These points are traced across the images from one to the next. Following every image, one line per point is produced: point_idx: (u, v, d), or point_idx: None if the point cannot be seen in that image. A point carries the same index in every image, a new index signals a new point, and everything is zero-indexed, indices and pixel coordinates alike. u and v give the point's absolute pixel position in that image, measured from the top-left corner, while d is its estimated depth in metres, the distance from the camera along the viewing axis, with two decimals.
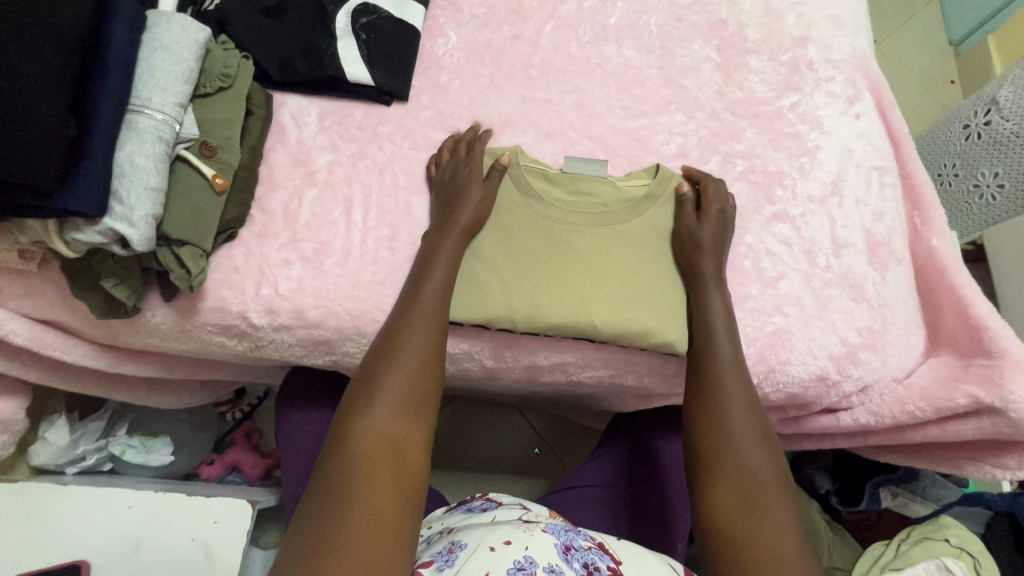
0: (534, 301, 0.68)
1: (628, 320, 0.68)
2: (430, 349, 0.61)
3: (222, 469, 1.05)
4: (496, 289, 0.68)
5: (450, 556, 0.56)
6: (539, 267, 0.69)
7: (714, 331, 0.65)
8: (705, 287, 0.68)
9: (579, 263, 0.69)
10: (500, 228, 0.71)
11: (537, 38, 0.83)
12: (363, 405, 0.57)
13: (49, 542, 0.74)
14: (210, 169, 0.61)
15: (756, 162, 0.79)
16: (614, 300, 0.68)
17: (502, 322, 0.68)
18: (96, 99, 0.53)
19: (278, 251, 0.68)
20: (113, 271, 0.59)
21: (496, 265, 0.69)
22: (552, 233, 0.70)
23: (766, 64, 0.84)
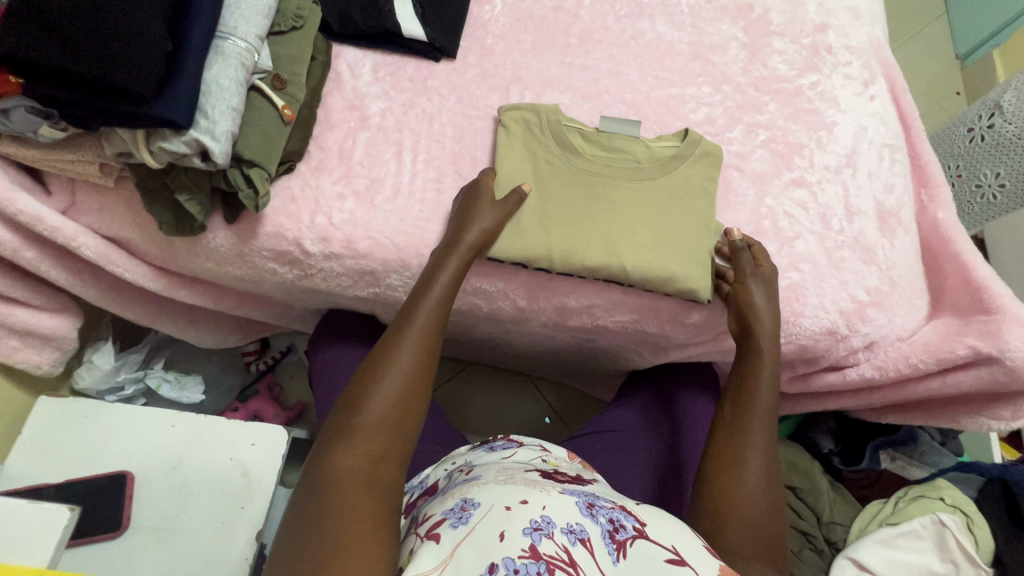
0: (571, 245, 0.73)
1: (658, 267, 0.73)
2: (420, 366, 0.60)
3: (246, 416, 1.06)
4: (539, 234, 0.73)
5: (463, 513, 0.52)
6: (574, 216, 0.74)
7: (759, 379, 0.67)
8: (760, 338, 0.69)
9: (613, 214, 0.74)
10: (538, 180, 0.75)
11: (577, 10, 0.89)
12: (352, 420, 0.55)
13: (93, 455, 0.78)
14: (281, 100, 0.67)
15: (777, 133, 0.84)
16: (644, 248, 0.73)
17: (541, 262, 0.73)
18: (191, 21, 0.58)
19: (333, 185, 0.73)
20: (186, 186, 0.64)
21: (537, 210, 0.74)
22: (586, 187, 0.75)
23: (789, 46, 0.90)
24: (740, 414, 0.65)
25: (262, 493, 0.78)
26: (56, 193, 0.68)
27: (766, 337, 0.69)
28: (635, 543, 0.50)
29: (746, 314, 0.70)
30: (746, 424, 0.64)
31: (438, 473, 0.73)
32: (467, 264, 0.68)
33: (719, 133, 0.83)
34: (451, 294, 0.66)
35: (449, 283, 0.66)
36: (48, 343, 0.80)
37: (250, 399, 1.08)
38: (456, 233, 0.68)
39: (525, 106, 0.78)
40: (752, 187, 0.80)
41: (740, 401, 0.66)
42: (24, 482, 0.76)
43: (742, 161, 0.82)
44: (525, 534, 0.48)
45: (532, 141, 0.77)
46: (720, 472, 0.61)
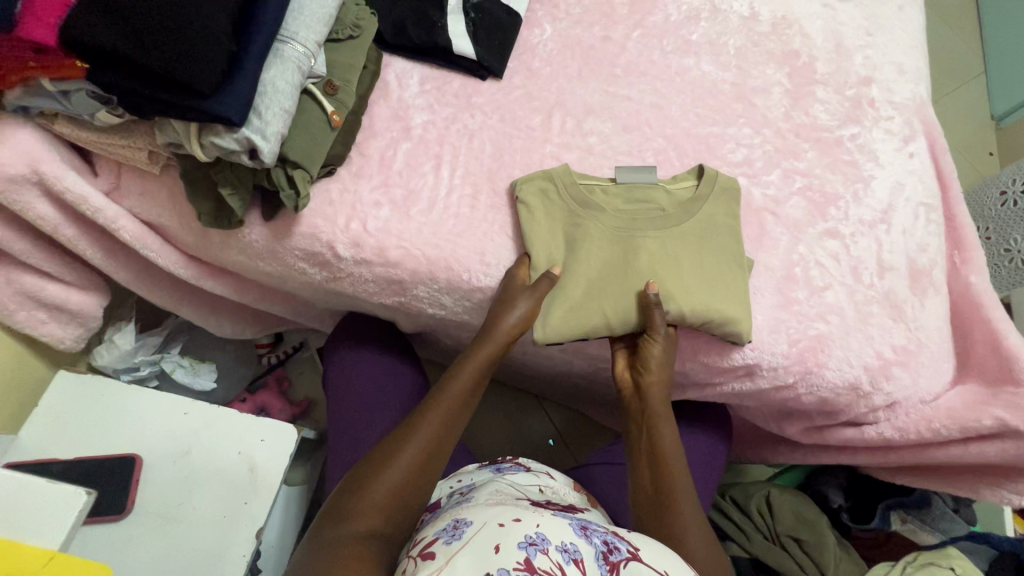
0: (625, 304, 0.73)
1: (710, 310, 0.72)
2: (433, 454, 0.63)
3: (253, 409, 1.06)
4: (591, 306, 0.73)
5: (457, 530, 0.52)
6: (613, 273, 0.74)
7: (660, 420, 0.73)
8: (653, 394, 0.73)
9: (655, 267, 0.74)
10: (570, 247, 0.75)
11: (625, 41, 0.90)
12: (357, 495, 0.58)
13: (106, 434, 0.79)
14: (330, 105, 0.67)
15: (814, 181, 0.84)
16: (691, 293, 0.73)
17: (598, 329, 0.74)
18: (255, 24, 0.59)
19: (370, 192, 0.74)
20: (229, 180, 0.65)
21: (580, 279, 0.74)
22: (618, 246, 0.75)
23: (832, 96, 0.91)
24: (656, 470, 0.70)
25: (266, 490, 0.78)
26: (102, 174, 0.69)
27: (660, 388, 0.73)
28: (629, 565, 0.49)
29: (646, 369, 0.73)
30: (668, 473, 0.69)
31: (441, 493, 0.74)
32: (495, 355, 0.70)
33: (757, 175, 0.83)
34: (474, 388, 0.69)
35: (473, 375, 0.69)
36: (72, 319, 0.81)
37: (259, 390, 1.10)
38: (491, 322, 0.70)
39: (535, 172, 0.76)
40: (786, 233, 0.80)
41: (654, 458, 0.71)
42: (35, 455, 0.76)
43: (778, 206, 0.82)
44: (520, 548, 0.47)
45: (552, 208, 0.75)
46: (661, 524, 0.65)
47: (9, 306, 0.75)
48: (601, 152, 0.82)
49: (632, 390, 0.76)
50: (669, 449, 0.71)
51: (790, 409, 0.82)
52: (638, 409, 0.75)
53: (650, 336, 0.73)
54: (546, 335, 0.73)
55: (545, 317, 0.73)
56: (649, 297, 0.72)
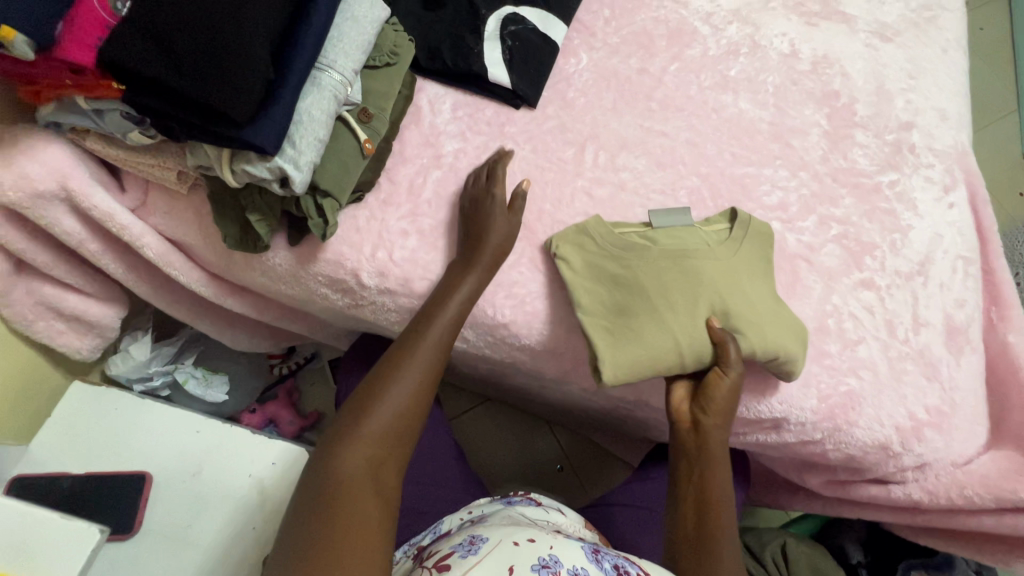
0: (698, 338, 0.69)
1: (781, 342, 0.69)
2: (425, 383, 0.61)
3: (261, 420, 1.07)
4: (663, 338, 0.69)
5: (472, 546, 0.53)
6: (679, 308, 0.70)
7: (718, 464, 0.69)
8: (713, 433, 0.69)
9: (720, 301, 0.70)
10: (626, 287, 0.71)
11: (661, 74, 0.88)
12: (354, 427, 0.56)
13: (117, 450, 0.78)
14: (363, 133, 0.66)
15: (850, 229, 0.82)
16: (759, 326, 0.70)
17: (673, 366, 0.69)
18: (293, 52, 0.58)
19: (398, 220, 0.73)
20: (258, 206, 0.64)
21: (646, 314, 0.70)
22: (677, 274, 0.71)
23: (871, 140, 0.88)
24: (699, 517, 0.67)
25: (274, 514, 0.76)
26: (129, 190, 0.68)
27: (720, 429, 0.69)
28: None
29: (707, 406, 0.69)
30: (713, 522, 0.66)
31: (452, 520, 0.73)
32: (483, 283, 0.68)
33: (792, 220, 0.81)
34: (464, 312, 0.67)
35: (462, 302, 0.67)
36: (90, 329, 0.80)
37: (268, 401, 1.10)
38: (474, 250, 0.68)
39: (566, 231, 0.74)
40: (820, 282, 0.78)
41: (701, 502, 0.68)
42: (47, 467, 0.76)
43: (812, 253, 0.80)
44: (533, 570, 0.49)
45: (596, 259, 0.72)
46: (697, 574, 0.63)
47: (28, 316, 0.74)
48: (633, 189, 0.80)
49: (689, 424, 0.71)
50: (718, 499, 0.67)
51: (814, 462, 0.79)
52: (691, 444, 0.71)
53: (719, 371, 0.69)
54: (612, 374, 0.68)
55: (615, 357, 0.68)
56: (715, 330, 0.69)
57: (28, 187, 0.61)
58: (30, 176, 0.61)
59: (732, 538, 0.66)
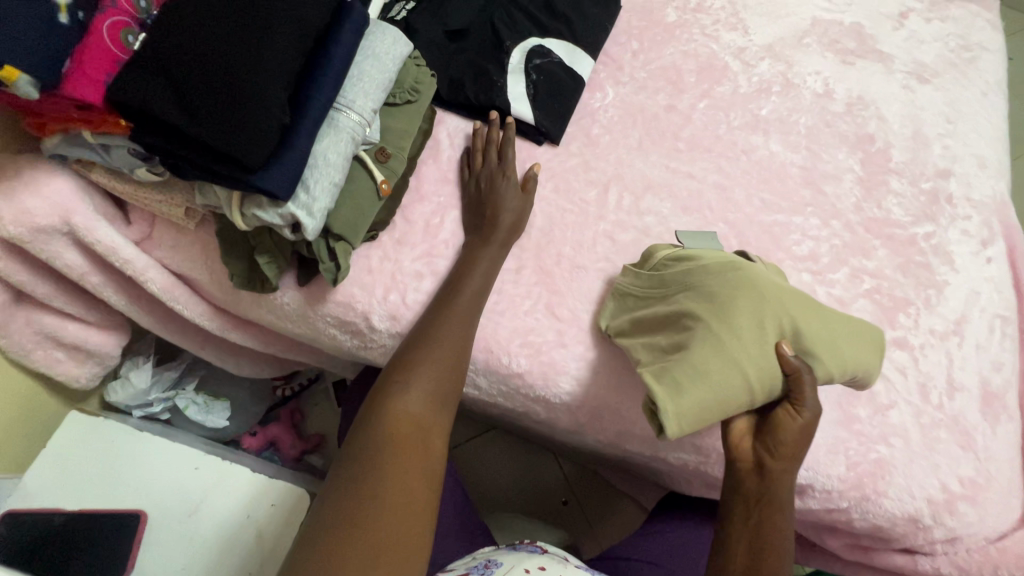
0: (770, 365, 0.60)
1: (852, 360, 0.62)
2: (456, 352, 0.64)
3: (262, 443, 1.02)
4: (732, 371, 0.59)
5: (486, 570, 0.62)
6: (744, 330, 0.60)
7: (783, 511, 0.61)
8: (780, 478, 0.61)
9: (789, 319, 0.61)
10: (679, 323, 0.64)
11: (689, 112, 0.85)
12: (393, 397, 0.60)
13: (112, 485, 0.75)
14: (380, 174, 0.63)
15: (883, 283, 0.78)
16: (831, 344, 0.61)
17: (743, 401, 0.60)
18: (311, 93, 0.55)
19: (412, 262, 0.70)
20: (268, 248, 0.61)
21: (709, 344, 0.60)
22: (736, 293, 0.62)
23: (906, 188, 0.85)
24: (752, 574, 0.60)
25: (272, 560, 0.73)
26: (134, 223, 0.66)
27: (789, 474, 0.61)
28: None
29: (776, 450, 0.61)
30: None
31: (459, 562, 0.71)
32: (500, 259, 0.69)
33: (822, 272, 0.78)
34: (488, 280, 0.68)
35: (486, 270, 0.68)
36: (91, 358, 0.78)
37: (269, 423, 1.06)
38: (490, 225, 0.70)
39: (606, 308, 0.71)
40: None
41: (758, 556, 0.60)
42: (39, 502, 0.73)
43: (842, 308, 0.76)
44: None
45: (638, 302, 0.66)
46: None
47: (26, 346, 0.71)
48: (657, 234, 0.77)
49: (752, 467, 0.62)
50: (778, 550, 0.60)
51: (838, 528, 0.76)
52: (752, 487, 0.62)
53: (791, 408, 0.61)
54: (676, 426, 0.58)
55: (679, 401, 0.59)
56: (786, 358, 0.60)
57: (28, 222, 0.58)
58: (31, 211, 0.58)
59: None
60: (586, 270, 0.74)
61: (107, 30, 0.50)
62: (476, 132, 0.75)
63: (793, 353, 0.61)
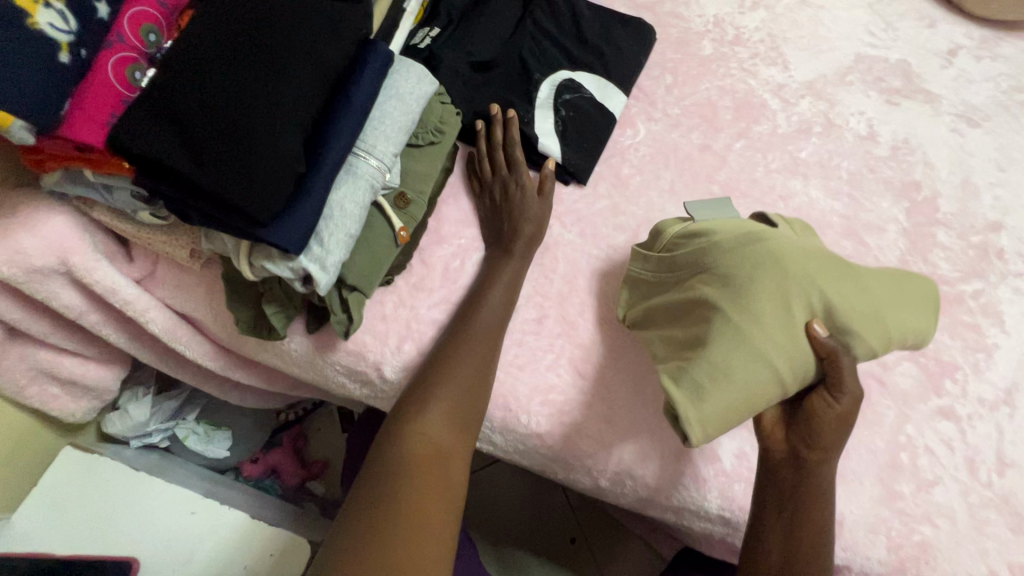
0: (802, 346, 0.53)
1: (899, 326, 0.54)
2: (479, 373, 0.62)
3: (263, 471, 0.98)
4: (759, 363, 0.51)
5: None
6: (770, 310, 0.53)
7: (824, 505, 0.57)
8: (820, 474, 0.56)
9: (820, 292, 0.53)
10: (695, 312, 0.57)
11: (725, 153, 0.80)
12: (415, 419, 0.59)
13: (102, 528, 0.72)
14: (399, 221, 0.59)
15: (928, 345, 0.73)
16: (872, 313, 0.54)
17: (776, 392, 0.52)
18: (328, 139, 0.51)
19: (429, 308, 0.66)
20: (277, 297, 0.58)
21: (730, 334, 0.52)
22: (754, 270, 0.55)
23: (954, 242, 0.79)
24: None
25: None
26: (136, 260, 0.62)
27: (827, 465, 0.56)
28: None
29: (813, 441, 0.55)
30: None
31: None
32: (521, 271, 0.68)
33: None
34: (510, 297, 0.66)
35: (508, 287, 0.66)
36: (88, 391, 0.74)
37: (270, 448, 1.02)
38: (509, 234, 0.68)
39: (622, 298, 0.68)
40: (892, 408, 0.69)
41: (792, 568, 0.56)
42: (25, 545, 0.70)
43: (885, 371, 0.71)
44: None
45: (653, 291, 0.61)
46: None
47: (19, 382, 0.68)
48: None
49: (787, 457, 0.57)
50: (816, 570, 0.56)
51: None
52: (787, 482, 0.58)
53: (827, 396, 0.55)
54: (701, 436, 0.50)
55: (702, 406, 0.50)
56: (818, 337, 0.53)
57: (24, 263, 0.55)
58: (27, 251, 0.55)
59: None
60: (612, 322, 0.69)
61: (113, 68, 0.46)
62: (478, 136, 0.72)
63: (828, 332, 0.53)
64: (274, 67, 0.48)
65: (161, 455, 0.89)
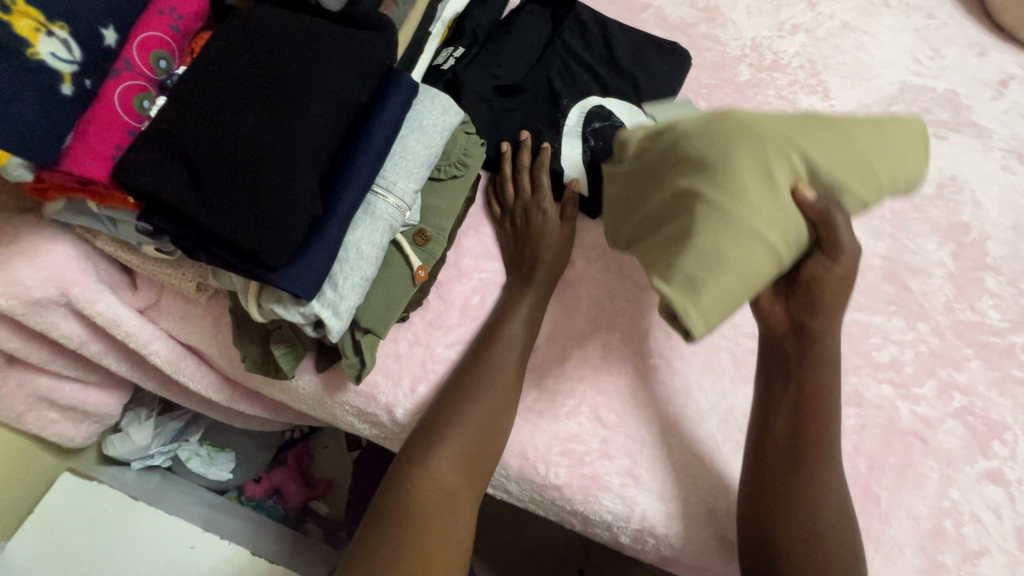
0: (789, 202, 0.44)
1: (886, 168, 0.47)
2: (494, 412, 0.58)
3: (267, 490, 0.96)
4: (756, 242, 0.42)
5: None
6: (753, 166, 0.43)
7: (829, 374, 0.55)
8: (825, 337, 0.54)
9: (798, 142, 0.45)
10: (665, 202, 0.45)
11: None
12: (423, 460, 0.55)
13: (97, 560, 0.69)
14: (417, 259, 0.55)
15: (975, 402, 0.68)
16: (852, 158, 0.46)
17: (774, 266, 0.43)
18: (346, 178, 0.47)
19: (445, 348, 0.63)
20: (287, 336, 0.55)
21: (718, 215, 0.42)
22: (731, 139, 0.44)
23: (1005, 289, 0.74)
24: (793, 455, 0.54)
25: None
26: (140, 290, 0.59)
27: (833, 332, 0.54)
28: None
29: (817, 309, 0.52)
30: (815, 473, 0.54)
31: None
32: (541, 305, 0.64)
33: (905, 385, 0.68)
34: (530, 333, 0.62)
35: (527, 323, 0.63)
36: (88, 417, 0.72)
37: (275, 467, 0.99)
38: (532, 262, 0.65)
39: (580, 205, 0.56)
40: (935, 470, 0.65)
41: (799, 446, 0.54)
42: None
43: (927, 429, 0.66)
44: None
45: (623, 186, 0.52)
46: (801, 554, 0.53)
47: (18, 409, 0.65)
48: (720, 330, 0.68)
49: (791, 332, 0.54)
50: (825, 443, 0.54)
51: None
52: (793, 351, 0.55)
53: (823, 258, 0.49)
54: (700, 328, 0.41)
55: (699, 298, 0.41)
56: (809, 201, 0.44)
57: (23, 295, 0.53)
58: (26, 284, 0.52)
59: (836, 488, 0.55)
60: (638, 366, 0.65)
61: (119, 96, 0.44)
62: (503, 156, 0.69)
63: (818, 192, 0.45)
64: (290, 100, 0.45)
65: (163, 477, 0.86)
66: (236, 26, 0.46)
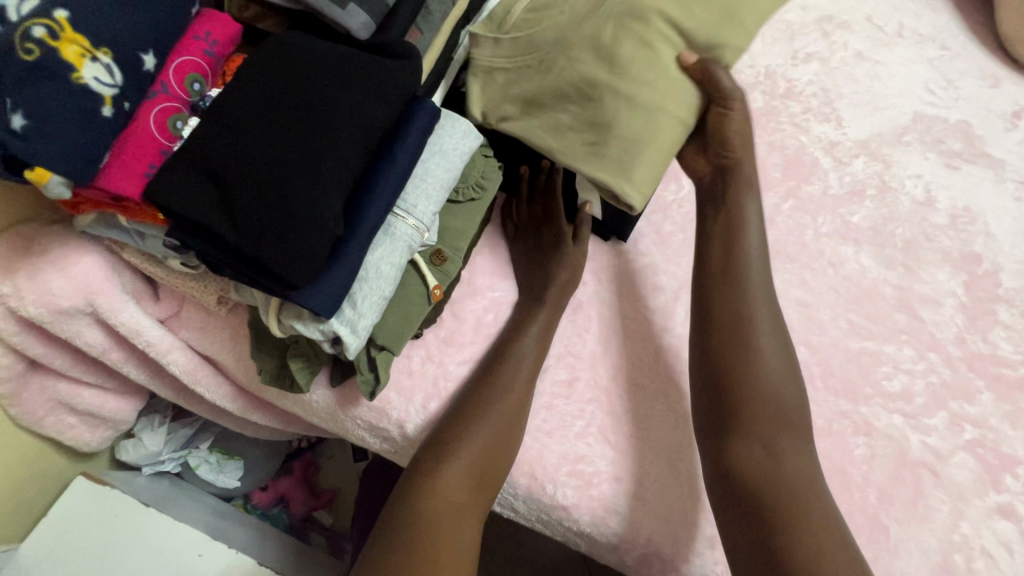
0: (672, 71, 0.59)
1: (749, 7, 0.58)
2: (502, 430, 0.58)
3: (273, 499, 0.97)
4: (657, 116, 0.58)
5: None
6: (636, 57, 0.58)
7: (749, 211, 0.64)
8: (743, 165, 0.65)
9: (664, 21, 0.58)
10: (579, 90, 0.60)
11: (773, 214, 0.77)
12: (432, 475, 0.56)
13: (103, 565, 0.70)
14: (433, 278, 0.56)
15: (987, 434, 0.68)
16: (719, 10, 0.58)
17: (679, 132, 0.59)
18: (369, 199, 0.49)
19: (458, 365, 0.64)
20: (303, 351, 0.56)
21: (619, 101, 0.58)
22: (614, 33, 0.59)
23: (1017, 321, 0.74)
24: (728, 279, 0.62)
25: None
26: (162, 300, 0.60)
27: (748, 160, 0.65)
28: None
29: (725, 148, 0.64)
30: (747, 298, 0.61)
31: None
32: (553, 325, 0.64)
33: (916, 415, 0.68)
34: (541, 353, 0.63)
35: (539, 343, 0.63)
36: (105, 421, 0.73)
37: (281, 476, 1.01)
38: (543, 282, 0.66)
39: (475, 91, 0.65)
40: (946, 503, 0.64)
41: (729, 275, 0.62)
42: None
43: (938, 461, 0.66)
44: None
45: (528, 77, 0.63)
46: (735, 385, 0.58)
47: (37, 412, 0.66)
48: None
49: (715, 172, 0.66)
50: (753, 272, 0.62)
51: None
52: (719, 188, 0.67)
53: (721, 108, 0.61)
54: (638, 199, 0.57)
55: (630, 175, 0.57)
56: (690, 65, 0.59)
57: (50, 304, 0.54)
58: (55, 293, 0.54)
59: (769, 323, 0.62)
60: (648, 389, 0.66)
61: (154, 115, 0.46)
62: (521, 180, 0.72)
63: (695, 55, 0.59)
64: (318, 123, 0.46)
65: (172, 483, 0.87)
66: (270, 53, 0.48)
